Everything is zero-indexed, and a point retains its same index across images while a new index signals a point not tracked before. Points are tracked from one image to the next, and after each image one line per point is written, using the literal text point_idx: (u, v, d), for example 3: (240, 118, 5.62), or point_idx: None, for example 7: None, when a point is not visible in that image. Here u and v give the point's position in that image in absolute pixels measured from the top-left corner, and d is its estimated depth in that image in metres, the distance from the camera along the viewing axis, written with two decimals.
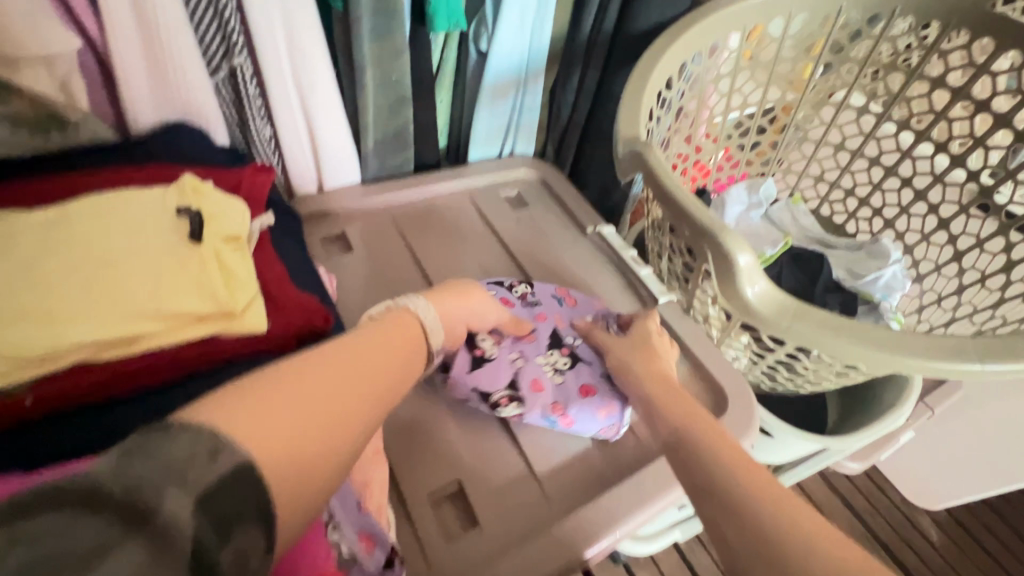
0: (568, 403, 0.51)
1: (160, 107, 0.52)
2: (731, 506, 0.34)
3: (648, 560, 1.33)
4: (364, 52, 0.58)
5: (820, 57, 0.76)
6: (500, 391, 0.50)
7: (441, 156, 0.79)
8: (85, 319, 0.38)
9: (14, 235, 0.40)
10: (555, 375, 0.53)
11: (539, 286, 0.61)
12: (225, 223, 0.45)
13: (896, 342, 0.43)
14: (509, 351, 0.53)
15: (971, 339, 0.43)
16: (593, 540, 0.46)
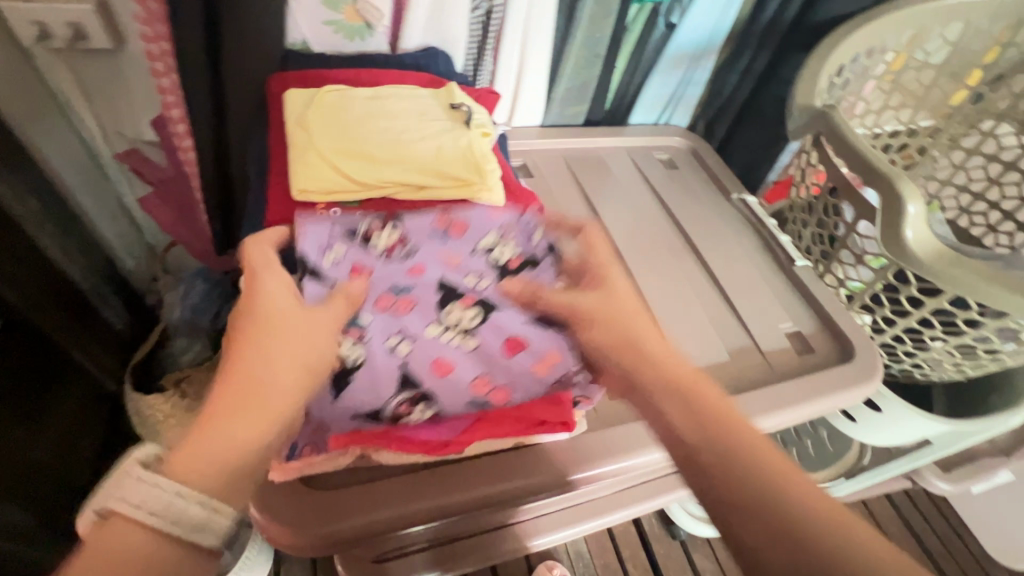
0: (497, 374, 0.47)
1: (428, 33, 0.67)
2: (789, 527, 0.35)
3: (705, 543, 1.36)
4: (585, 9, 0.71)
5: (992, 65, 0.81)
6: (397, 400, 0.45)
7: (606, 115, 0.89)
8: (397, 168, 0.52)
9: (349, 102, 0.55)
10: (464, 339, 0.48)
11: (414, 220, 0.51)
12: (483, 122, 0.58)
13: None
14: (381, 335, 0.46)
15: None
16: (598, 461, 0.52)
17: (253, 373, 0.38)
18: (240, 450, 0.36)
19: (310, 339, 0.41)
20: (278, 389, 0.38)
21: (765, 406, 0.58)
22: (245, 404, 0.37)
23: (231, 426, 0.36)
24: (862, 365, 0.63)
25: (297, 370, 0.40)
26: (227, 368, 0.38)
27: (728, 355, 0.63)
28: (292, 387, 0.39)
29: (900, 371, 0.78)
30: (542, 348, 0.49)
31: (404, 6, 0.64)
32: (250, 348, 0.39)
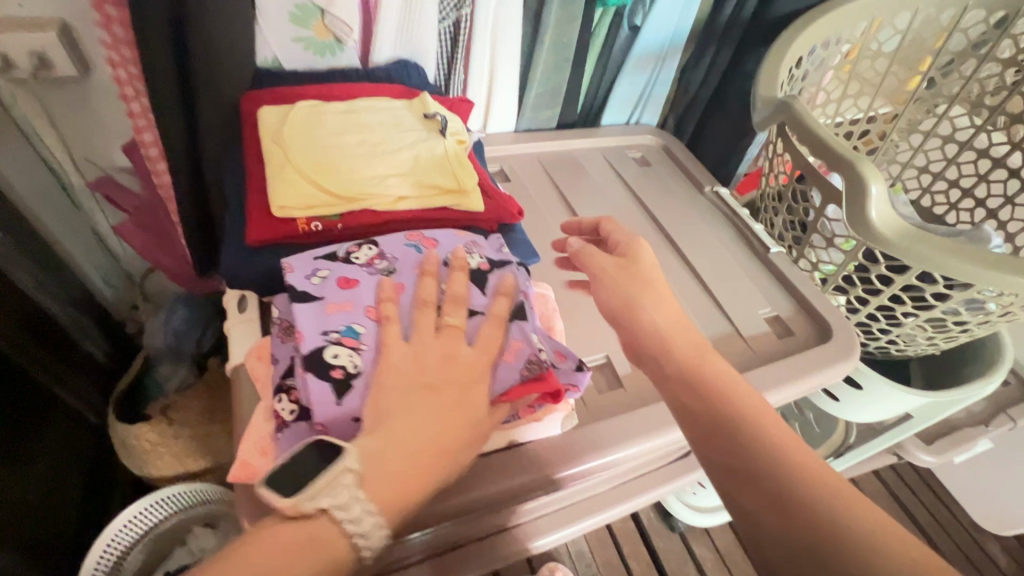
0: None
1: (399, 47, 0.68)
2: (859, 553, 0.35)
3: (704, 533, 1.38)
4: (551, 16, 0.72)
5: (941, 51, 0.83)
6: None
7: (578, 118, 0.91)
8: (374, 180, 0.52)
9: (324, 118, 0.55)
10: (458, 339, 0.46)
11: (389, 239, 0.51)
12: (458, 130, 0.59)
13: (1012, 268, 0.51)
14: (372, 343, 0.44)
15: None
16: (589, 455, 0.52)
17: (421, 407, 0.40)
18: (410, 481, 0.37)
19: (465, 379, 0.42)
20: (447, 429, 0.39)
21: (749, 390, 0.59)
22: (418, 439, 0.38)
23: (403, 455, 0.38)
24: (839, 345, 0.65)
25: (455, 416, 0.40)
26: (393, 396, 0.40)
27: (711, 342, 0.64)
28: (451, 431, 0.40)
29: (877, 349, 0.81)
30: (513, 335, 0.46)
31: (373, 20, 0.64)
32: (420, 384, 0.41)
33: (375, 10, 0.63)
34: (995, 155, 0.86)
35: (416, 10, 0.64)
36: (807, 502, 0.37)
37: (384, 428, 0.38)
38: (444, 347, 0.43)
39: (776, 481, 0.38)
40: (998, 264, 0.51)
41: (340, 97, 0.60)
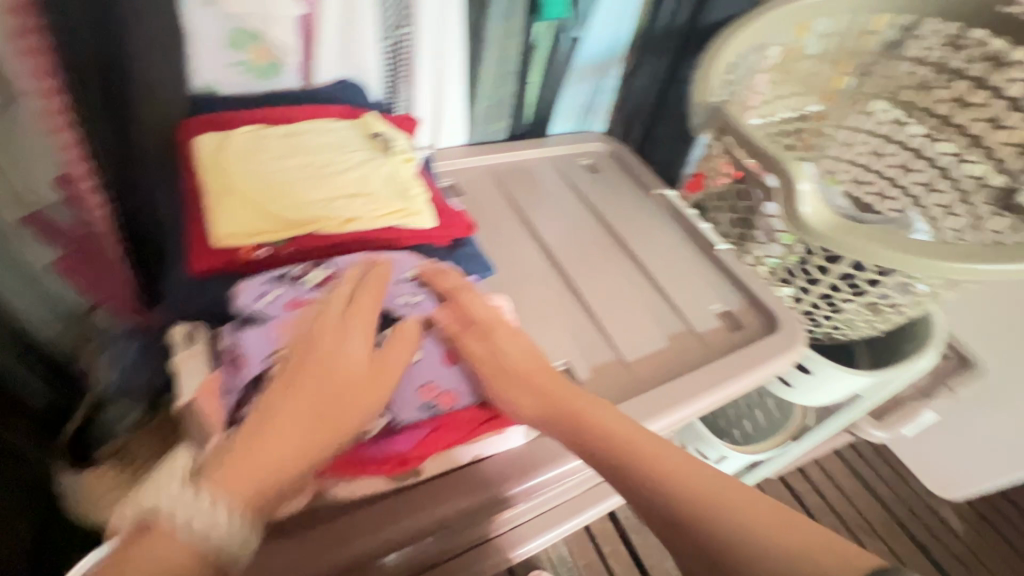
0: (442, 381, 0.48)
1: (342, 67, 0.68)
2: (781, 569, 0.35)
3: None
4: (492, 32, 0.74)
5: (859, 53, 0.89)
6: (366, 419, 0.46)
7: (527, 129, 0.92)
8: (320, 202, 0.52)
9: (267, 142, 0.54)
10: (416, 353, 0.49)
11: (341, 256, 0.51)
12: (404, 148, 0.59)
13: (933, 253, 0.55)
14: None
15: (978, 249, 0.55)
16: (559, 460, 0.52)
17: (299, 395, 0.39)
18: (264, 486, 0.35)
19: (354, 366, 0.41)
20: (331, 415, 0.39)
21: (705, 385, 0.61)
22: (301, 425, 0.38)
23: (284, 445, 0.37)
24: (785, 334, 0.68)
25: (337, 400, 0.39)
26: (272, 390, 0.39)
27: (666, 341, 0.66)
28: (335, 414, 0.39)
29: (823, 334, 0.85)
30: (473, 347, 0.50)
31: (312, 40, 0.63)
32: (294, 373, 0.40)
33: (314, 32, 0.63)
34: (916, 148, 0.90)
35: (357, 31, 0.64)
36: (722, 522, 0.37)
37: (260, 423, 0.37)
38: (326, 337, 0.42)
39: (691, 525, 0.38)
40: (920, 249, 0.55)
41: (282, 120, 0.60)
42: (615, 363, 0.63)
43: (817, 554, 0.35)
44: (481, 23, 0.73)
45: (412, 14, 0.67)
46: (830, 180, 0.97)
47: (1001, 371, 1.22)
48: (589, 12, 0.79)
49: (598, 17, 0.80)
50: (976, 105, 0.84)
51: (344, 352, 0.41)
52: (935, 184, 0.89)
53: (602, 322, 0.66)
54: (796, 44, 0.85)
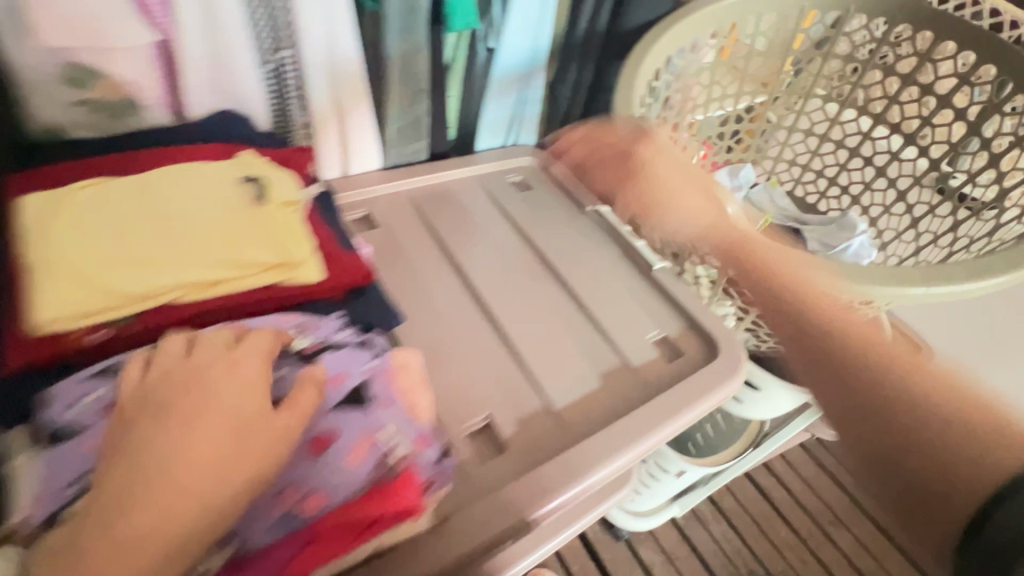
0: (304, 480, 0.40)
1: (215, 97, 0.59)
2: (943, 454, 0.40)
3: (648, 535, 1.38)
4: (393, 49, 0.67)
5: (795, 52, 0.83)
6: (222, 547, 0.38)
7: (451, 147, 0.85)
8: (176, 266, 0.44)
9: (111, 196, 0.46)
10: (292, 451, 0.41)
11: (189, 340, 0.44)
12: (284, 191, 0.51)
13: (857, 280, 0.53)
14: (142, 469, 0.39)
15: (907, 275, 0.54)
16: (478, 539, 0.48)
17: (175, 433, 0.35)
18: (168, 538, 0.32)
19: (229, 399, 0.37)
20: (216, 448, 0.35)
21: (646, 430, 0.57)
22: (165, 491, 0.33)
23: (158, 497, 0.33)
24: (724, 362, 0.64)
25: (217, 441, 0.35)
26: (147, 419, 0.35)
27: (599, 382, 0.61)
28: (208, 476, 0.34)
29: (770, 347, 0.82)
30: (355, 432, 0.42)
31: (175, 70, 0.56)
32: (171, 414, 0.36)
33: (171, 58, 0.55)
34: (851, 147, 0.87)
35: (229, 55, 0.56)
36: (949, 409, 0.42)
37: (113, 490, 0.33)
38: (195, 366, 0.38)
39: (946, 422, 0.41)
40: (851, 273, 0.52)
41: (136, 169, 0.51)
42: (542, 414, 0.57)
43: (955, 464, 0.38)
44: (379, 39, 0.67)
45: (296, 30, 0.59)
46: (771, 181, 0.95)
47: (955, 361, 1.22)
48: (501, 21, 0.73)
49: (515, 23, 0.74)
50: (902, 104, 0.79)
51: (230, 395, 0.37)
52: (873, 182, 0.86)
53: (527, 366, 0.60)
54: (726, 46, 0.80)
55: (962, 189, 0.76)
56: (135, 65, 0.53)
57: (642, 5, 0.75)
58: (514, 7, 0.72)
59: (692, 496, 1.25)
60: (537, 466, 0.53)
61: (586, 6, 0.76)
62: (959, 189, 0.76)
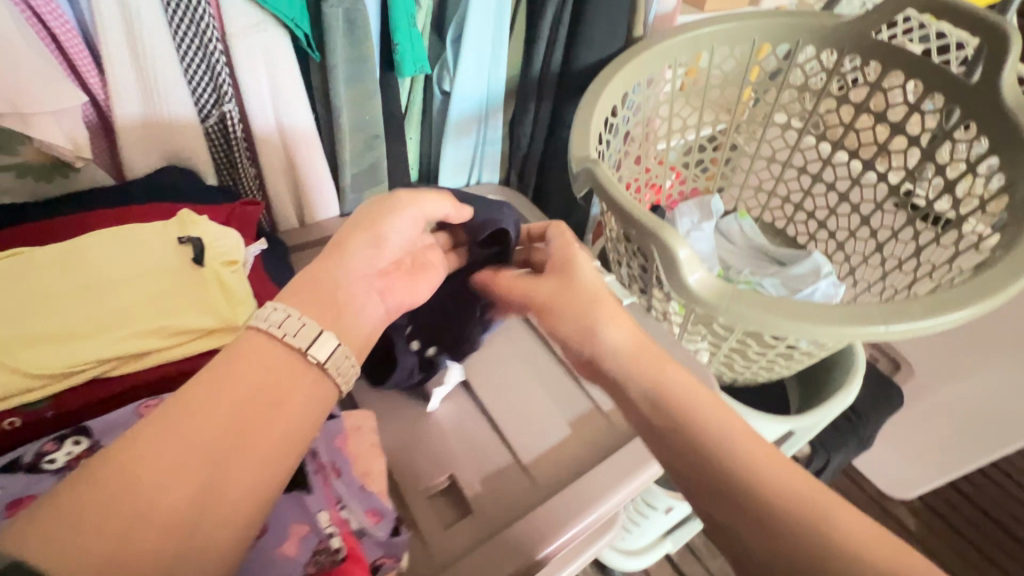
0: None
1: (145, 150, 0.56)
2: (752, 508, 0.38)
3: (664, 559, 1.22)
4: (341, 95, 0.62)
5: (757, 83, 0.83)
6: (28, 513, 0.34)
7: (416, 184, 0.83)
8: (123, 331, 0.43)
9: (32, 265, 0.44)
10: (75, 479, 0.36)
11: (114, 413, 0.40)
12: (222, 249, 0.49)
13: (820, 316, 0.50)
14: None
15: (943, 294, 0.51)
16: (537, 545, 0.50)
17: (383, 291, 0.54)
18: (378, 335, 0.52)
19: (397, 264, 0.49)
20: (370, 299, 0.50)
21: (548, 530, 0.51)
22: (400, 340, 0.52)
23: None
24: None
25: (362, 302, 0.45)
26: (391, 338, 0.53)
27: (570, 430, 0.58)
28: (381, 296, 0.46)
29: (747, 377, 0.78)
30: (288, 520, 0.37)
31: (102, 67, 0.50)
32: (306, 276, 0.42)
33: (92, 69, 0.50)
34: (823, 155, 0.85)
35: (149, 69, 0.51)
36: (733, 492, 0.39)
37: (199, 382, 0.35)
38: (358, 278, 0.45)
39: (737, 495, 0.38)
40: (853, 332, 0.49)
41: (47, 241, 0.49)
42: (503, 454, 0.56)
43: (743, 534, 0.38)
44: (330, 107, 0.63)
45: (56, 10, 0.46)
46: (741, 210, 0.94)
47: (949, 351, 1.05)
48: (451, 65, 0.72)
49: (458, 92, 0.74)
50: (859, 130, 0.81)
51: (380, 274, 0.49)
52: (854, 186, 0.83)
53: (469, 441, 0.56)
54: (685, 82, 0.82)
55: (935, 204, 0.74)
56: (58, 128, 0.47)
57: (593, 41, 0.74)
58: (464, 42, 0.70)
59: (681, 532, 1.12)
60: (517, 517, 0.52)
61: (541, 43, 0.75)
62: (932, 204, 0.74)
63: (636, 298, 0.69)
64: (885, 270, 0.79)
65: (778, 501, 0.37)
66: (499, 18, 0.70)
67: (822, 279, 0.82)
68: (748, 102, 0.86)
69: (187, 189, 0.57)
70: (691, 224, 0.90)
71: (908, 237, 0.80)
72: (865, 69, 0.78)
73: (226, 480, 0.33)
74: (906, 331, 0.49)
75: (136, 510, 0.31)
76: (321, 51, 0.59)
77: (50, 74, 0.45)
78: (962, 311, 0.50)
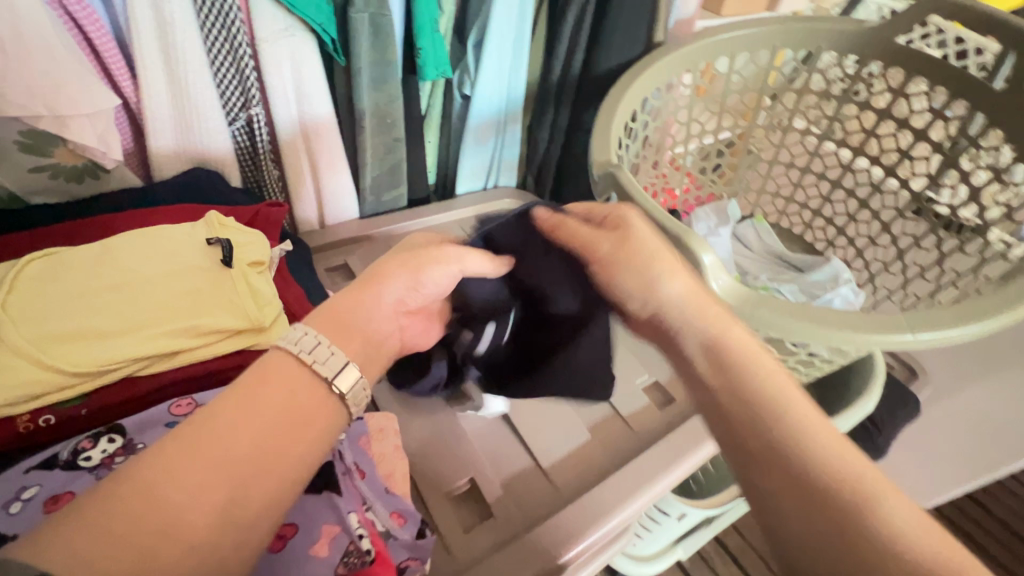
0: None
1: (174, 151, 0.57)
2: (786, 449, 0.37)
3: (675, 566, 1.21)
4: (364, 99, 0.62)
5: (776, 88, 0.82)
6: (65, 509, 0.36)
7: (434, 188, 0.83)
8: (156, 330, 0.43)
9: (68, 264, 0.45)
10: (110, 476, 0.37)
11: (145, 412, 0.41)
12: (250, 252, 0.50)
13: (853, 322, 0.49)
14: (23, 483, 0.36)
15: (970, 303, 0.51)
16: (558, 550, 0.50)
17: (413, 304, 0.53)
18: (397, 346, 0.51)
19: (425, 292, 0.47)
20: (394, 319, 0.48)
21: (569, 534, 0.51)
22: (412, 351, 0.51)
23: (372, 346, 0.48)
24: (683, 431, 0.57)
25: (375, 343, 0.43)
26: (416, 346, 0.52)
27: (590, 434, 0.58)
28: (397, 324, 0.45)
29: None
30: (318, 522, 0.38)
31: (135, 70, 0.50)
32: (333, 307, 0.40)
33: (125, 72, 0.51)
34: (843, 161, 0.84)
35: (181, 71, 0.51)
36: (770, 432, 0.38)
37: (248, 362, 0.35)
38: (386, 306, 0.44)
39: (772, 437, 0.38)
40: (881, 341, 0.49)
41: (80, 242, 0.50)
42: (524, 457, 0.56)
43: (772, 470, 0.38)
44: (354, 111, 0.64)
45: (91, 13, 0.47)
46: (757, 217, 0.94)
47: (966, 360, 1.04)
48: (472, 70, 0.73)
49: (480, 94, 0.74)
50: (881, 136, 0.80)
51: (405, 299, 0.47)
52: (875, 192, 0.82)
53: (489, 443, 0.57)
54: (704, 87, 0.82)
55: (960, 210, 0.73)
56: (91, 129, 0.48)
57: (613, 47, 0.74)
58: (486, 47, 0.70)
59: (694, 538, 1.11)
60: (538, 522, 0.52)
61: (561, 49, 0.76)
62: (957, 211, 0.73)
63: None
64: (907, 277, 0.79)
65: (828, 473, 0.36)
66: (521, 23, 0.70)
67: (841, 286, 0.81)
68: (767, 107, 0.86)
69: (213, 191, 0.58)
70: (709, 229, 0.90)
71: (930, 244, 0.79)
72: (888, 75, 0.77)
73: (257, 485, 0.32)
74: (935, 340, 0.48)
75: (165, 516, 0.29)
76: (346, 55, 0.59)
77: (86, 75, 0.46)
78: (993, 319, 0.49)
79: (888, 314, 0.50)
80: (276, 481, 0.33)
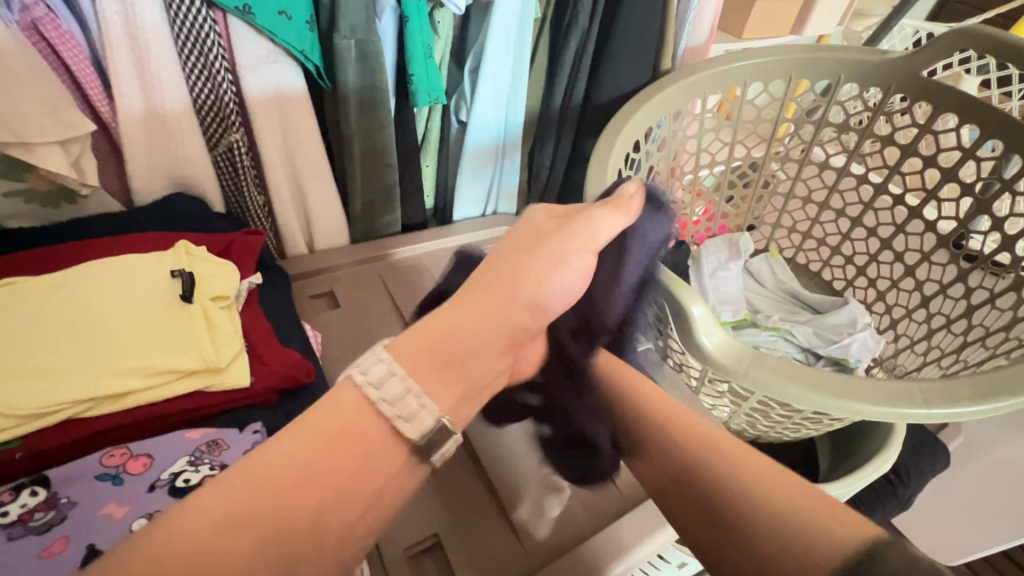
0: None
1: (153, 176, 0.56)
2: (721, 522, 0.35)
3: None
4: (351, 125, 0.60)
5: (794, 119, 0.78)
6: None
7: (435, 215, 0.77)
8: (104, 368, 0.42)
9: (24, 296, 0.43)
10: (31, 528, 0.37)
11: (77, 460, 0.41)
12: (215, 285, 0.48)
13: (860, 391, 0.44)
14: None
15: (997, 375, 0.45)
16: None
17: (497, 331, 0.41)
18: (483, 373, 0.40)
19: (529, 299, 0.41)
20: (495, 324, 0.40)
21: None
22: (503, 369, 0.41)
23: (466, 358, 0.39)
24: (634, 517, 0.51)
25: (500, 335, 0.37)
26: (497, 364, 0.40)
27: (571, 491, 0.54)
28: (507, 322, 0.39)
29: (769, 434, 0.72)
30: None
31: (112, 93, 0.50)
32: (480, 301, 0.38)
33: (102, 95, 0.50)
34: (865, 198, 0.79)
35: (156, 95, 0.50)
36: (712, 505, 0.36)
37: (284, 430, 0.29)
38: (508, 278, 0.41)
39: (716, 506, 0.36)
40: (890, 413, 0.44)
41: (44, 269, 0.48)
42: (497, 514, 0.52)
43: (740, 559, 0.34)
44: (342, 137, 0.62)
45: (66, 36, 0.46)
46: (772, 252, 0.88)
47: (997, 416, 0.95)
48: (468, 96, 0.70)
49: (476, 121, 0.72)
50: (907, 173, 0.74)
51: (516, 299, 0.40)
52: (898, 233, 0.77)
53: (461, 495, 0.53)
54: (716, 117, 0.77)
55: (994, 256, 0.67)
56: (64, 156, 0.47)
57: (618, 75, 0.71)
58: (482, 73, 0.68)
59: None
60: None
61: (562, 77, 0.73)
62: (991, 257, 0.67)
63: (651, 346, 0.64)
64: (932, 327, 0.73)
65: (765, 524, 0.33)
66: (519, 49, 0.68)
67: (858, 333, 0.75)
68: (783, 138, 0.81)
69: (189, 215, 0.57)
70: (719, 262, 0.85)
71: (959, 292, 0.73)
72: (915, 108, 0.72)
73: (227, 485, 0.27)
74: (948, 417, 0.44)
75: None
76: (333, 81, 0.58)
77: (57, 102, 0.45)
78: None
79: (899, 384, 0.45)
80: (275, 485, 0.27)
